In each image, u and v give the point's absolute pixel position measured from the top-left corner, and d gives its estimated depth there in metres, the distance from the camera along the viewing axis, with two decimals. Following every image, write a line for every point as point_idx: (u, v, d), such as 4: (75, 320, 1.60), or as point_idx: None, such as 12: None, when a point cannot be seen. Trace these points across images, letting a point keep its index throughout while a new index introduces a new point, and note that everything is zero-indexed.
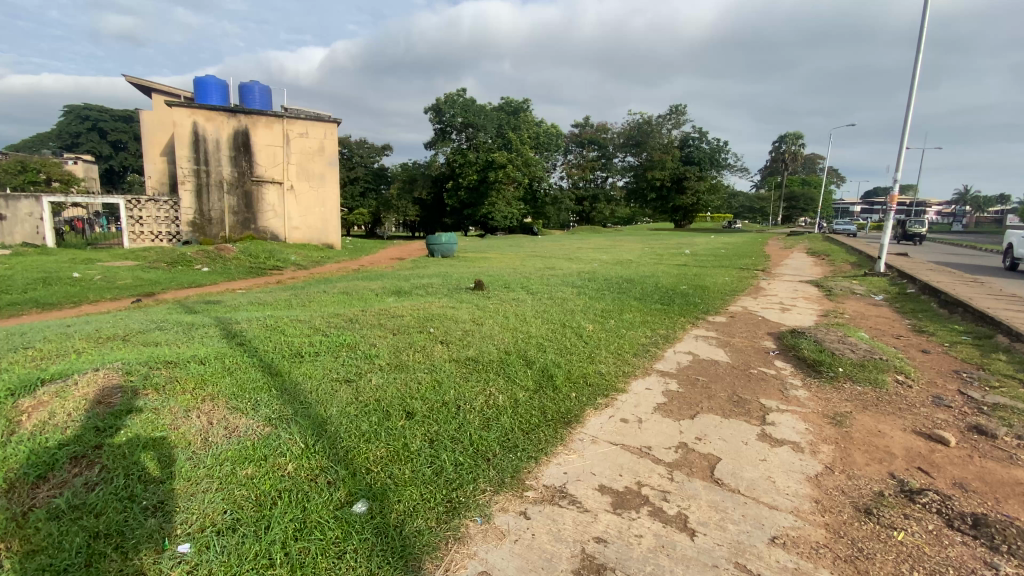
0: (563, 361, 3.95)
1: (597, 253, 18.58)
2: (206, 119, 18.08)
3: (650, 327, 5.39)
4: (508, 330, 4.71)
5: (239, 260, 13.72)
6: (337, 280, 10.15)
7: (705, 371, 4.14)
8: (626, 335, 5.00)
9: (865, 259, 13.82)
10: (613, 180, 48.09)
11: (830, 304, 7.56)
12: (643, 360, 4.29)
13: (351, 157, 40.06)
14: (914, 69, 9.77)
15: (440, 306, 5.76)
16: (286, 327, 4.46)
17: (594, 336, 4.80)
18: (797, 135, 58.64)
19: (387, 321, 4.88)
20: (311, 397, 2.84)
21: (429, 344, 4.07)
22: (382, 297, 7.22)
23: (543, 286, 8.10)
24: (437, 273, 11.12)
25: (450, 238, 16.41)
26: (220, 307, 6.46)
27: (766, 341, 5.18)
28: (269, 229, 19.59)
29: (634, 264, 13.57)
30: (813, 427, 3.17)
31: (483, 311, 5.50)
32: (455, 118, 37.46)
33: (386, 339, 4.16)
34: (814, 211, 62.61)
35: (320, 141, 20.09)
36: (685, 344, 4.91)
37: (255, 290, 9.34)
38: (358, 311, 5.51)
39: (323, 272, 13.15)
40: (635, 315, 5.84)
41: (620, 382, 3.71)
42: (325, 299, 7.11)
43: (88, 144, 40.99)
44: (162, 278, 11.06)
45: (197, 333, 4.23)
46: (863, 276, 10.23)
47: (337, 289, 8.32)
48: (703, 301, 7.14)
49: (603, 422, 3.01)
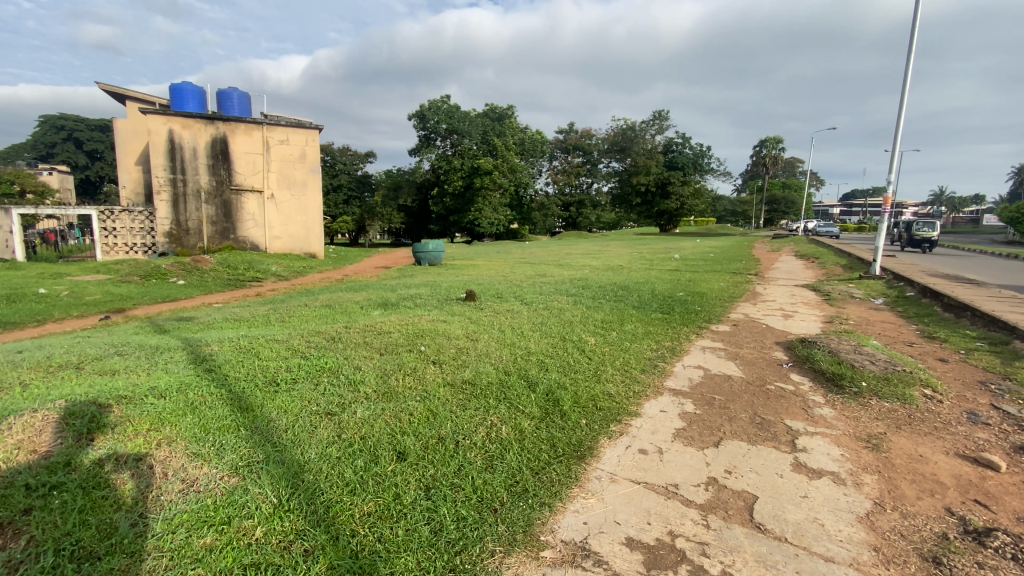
0: (567, 381, 3.60)
1: (586, 258, 18.36)
2: (182, 126, 17.52)
3: (654, 338, 5.08)
4: (505, 347, 4.35)
5: (217, 272, 13.17)
6: (321, 292, 9.72)
7: (719, 388, 3.83)
8: (631, 348, 4.68)
9: (855, 261, 13.79)
10: (599, 186, 48.18)
11: (832, 309, 7.35)
12: (652, 377, 3.97)
13: (335, 165, 39.50)
14: (905, 71, 9.71)
15: (429, 320, 5.39)
16: (262, 348, 4.05)
17: (597, 351, 4.46)
18: (777, 140, 59.47)
19: (373, 339, 4.50)
20: (286, 437, 2.46)
21: (421, 365, 3.70)
22: (367, 310, 6.82)
23: (537, 295, 7.79)
24: (425, 282, 10.75)
25: (437, 245, 16.04)
26: (192, 325, 6.01)
27: (777, 352, 4.90)
28: (249, 238, 18.99)
29: (626, 269, 13.34)
30: (850, 453, 2.89)
31: (476, 325, 5.14)
32: (439, 125, 37.14)
33: (372, 361, 3.78)
34: (795, 214, 63.58)
35: (301, 148, 19.58)
36: (693, 357, 4.61)
37: (234, 303, 8.89)
38: (342, 327, 5.12)
39: (306, 283, 12.69)
40: (638, 325, 5.54)
41: (631, 404, 3.37)
42: (306, 313, 6.67)
43: (64, 154, 39.86)
44: (134, 292, 10.50)
45: (160, 357, 3.80)
46: (858, 279, 10.10)
47: (321, 302, 7.91)
48: (705, 309, 6.88)
49: (620, 455, 2.67)
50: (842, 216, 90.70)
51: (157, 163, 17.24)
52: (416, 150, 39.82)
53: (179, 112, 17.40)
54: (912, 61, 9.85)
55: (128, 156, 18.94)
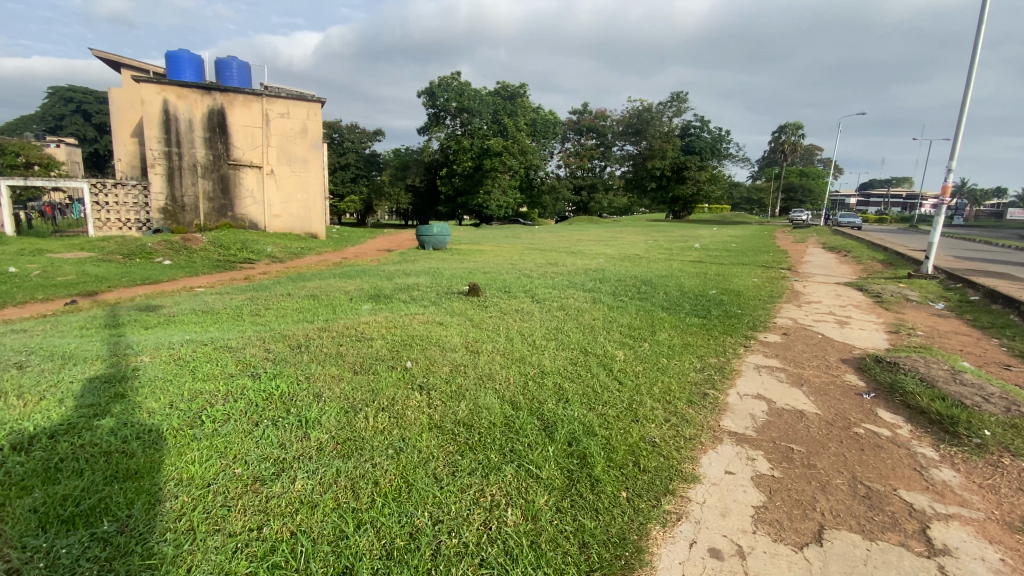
0: (597, 422, 2.70)
1: (600, 246, 17.35)
2: (176, 96, 16.60)
3: (695, 353, 4.14)
4: (513, 365, 3.43)
5: (207, 252, 12.30)
6: (311, 278, 8.85)
7: (793, 433, 2.92)
8: (668, 366, 3.76)
9: (894, 256, 12.68)
10: (612, 169, 46.81)
11: (892, 316, 6.35)
12: (703, 412, 3.06)
13: (342, 142, 38.47)
14: (976, 45, 8.49)
15: (422, 322, 4.47)
16: (203, 362, 3.20)
17: (629, 372, 3.54)
18: (796, 126, 57.54)
19: (350, 348, 3.61)
20: (173, 537, 1.61)
21: (403, 393, 2.81)
22: (355, 305, 5.92)
23: (550, 289, 6.85)
24: (426, 270, 9.84)
25: (443, 229, 15.09)
26: (150, 320, 5.16)
27: (851, 378, 3.96)
28: (247, 216, 18.11)
29: (645, 259, 12.32)
30: (1013, 557, 1.99)
31: (478, 331, 4.22)
32: (449, 103, 35.77)
33: (341, 384, 2.90)
34: (811, 203, 61.91)
35: (302, 123, 18.56)
36: (748, 383, 3.68)
37: (215, 289, 8.05)
38: (317, 329, 4.24)
39: (300, 266, 11.83)
40: (673, 334, 4.60)
41: (684, 460, 2.48)
42: (284, 307, 5.78)
43: (72, 127, 39.08)
44: (114, 273, 9.69)
45: (65, 374, 2.92)
46: (906, 278, 9.07)
47: (307, 292, 7.03)
48: (745, 312, 5.93)
49: (683, 563, 1.78)
50: (860, 206, 88.33)
51: (151, 135, 16.37)
52: (425, 129, 38.66)
53: (174, 82, 16.45)
54: (982, 34, 8.63)
55: (123, 128, 18.04)
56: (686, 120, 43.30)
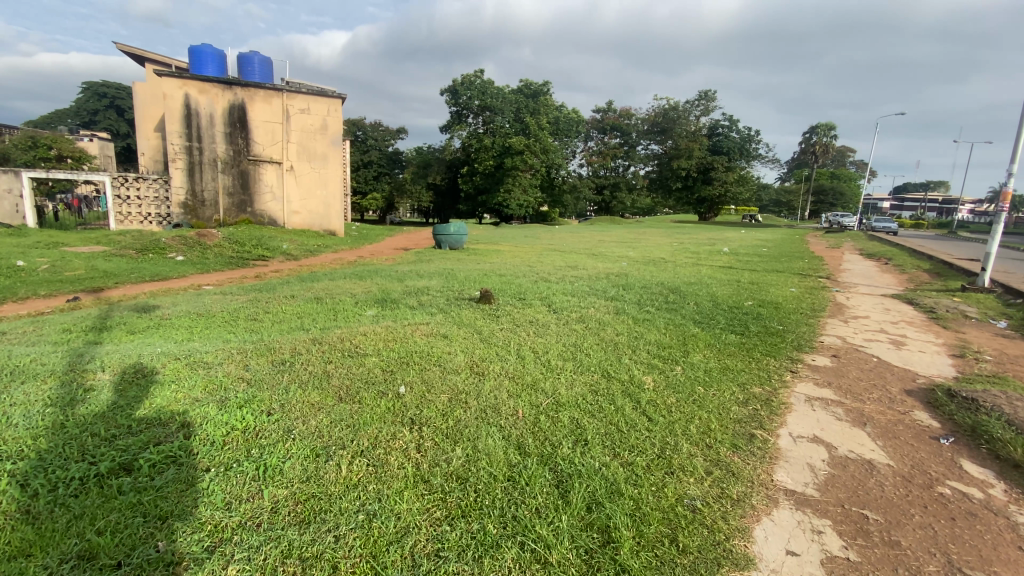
0: (622, 477, 2.21)
1: (623, 248, 16.73)
2: (198, 91, 16.55)
3: (734, 381, 3.61)
4: (524, 394, 2.94)
5: (220, 248, 12.08)
6: (321, 278, 8.52)
7: (864, 493, 2.38)
8: (706, 398, 3.23)
9: (941, 266, 11.78)
10: (635, 169, 45.91)
11: (952, 335, 5.65)
12: (752, 462, 2.54)
13: (365, 140, 38.51)
14: None
15: (425, 335, 4.02)
16: (165, 384, 2.81)
17: (662, 405, 3.02)
18: (829, 126, 55.68)
19: (339, 366, 3.17)
20: None
21: (389, 430, 2.34)
22: (358, 309, 5.51)
23: (569, 297, 6.34)
24: (439, 272, 9.43)
25: (459, 228, 14.66)
26: (139, 323, 4.85)
27: (922, 415, 3.36)
28: (266, 212, 17.98)
29: (671, 264, 11.70)
30: None
31: (486, 348, 3.74)
32: (472, 101, 35.45)
33: (318, 416, 2.45)
34: (843, 206, 59.75)
35: (322, 119, 18.37)
36: (800, 422, 3.13)
37: (221, 288, 7.78)
38: (310, 339, 3.83)
39: (312, 264, 11.54)
40: (709, 356, 4.06)
41: (732, 534, 1.97)
42: (283, 311, 5.41)
43: (105, 122, 39.95)
44: (123, 268, 9.52)
45: (5, 398, 2.58)
46: (960, 291, 8.26)
47: (312, 294, 6.67)
48: (786, 328, 5.34)
49: None
50: (893, 210, 85.28)
51: (172, 130, 16.36)
52: (447, 127, 38.46)
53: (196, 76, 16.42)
54: None
55: (146, 122, 18.11)
56: (713, 119, 42.06)
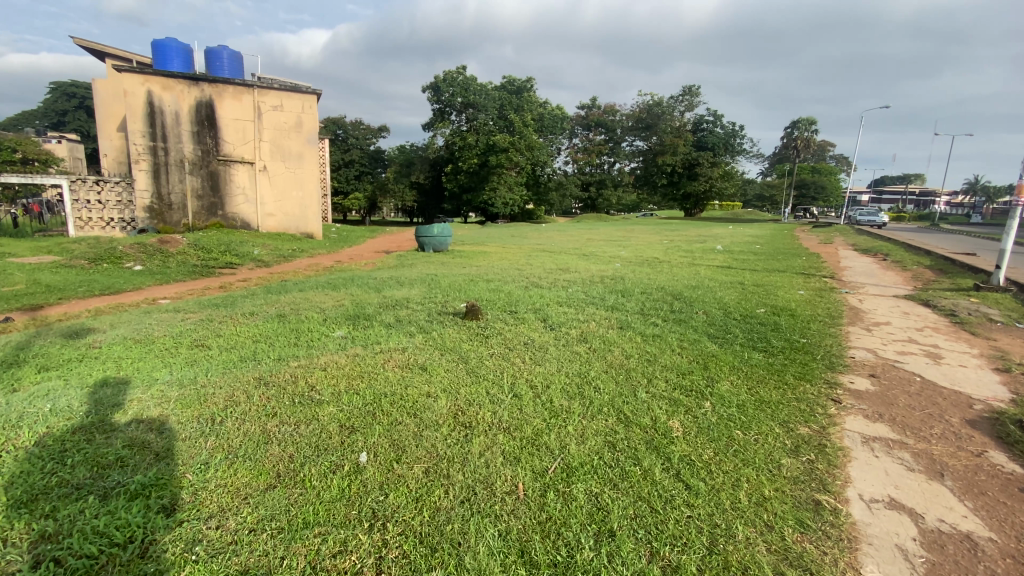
0: None
1: (615, 248, 16.19)
2: (161, 87, 15.54)
3: (776, 419, 3.00)
4: (526, 455, 2.29)
5: (184, 256, 11.20)
6: (291, 288, 7.77)
7: None
8: (749, 448, 2.62)
9: (943, 262, 11.42)
10: (621, 165, 45.59)
11: (987, 344, 5.12)
12: (828, 551, 1.93)
13: (345, 139, 37.45)
14: None
15: (397, 368, 3.30)
16: (42, 464, 2.12)
17: (702, 464, 2.38)
18: (810, 121, 56.16)
19: (284, 423, 2.46)
20: None
21: (339, 538, 1.68)
22: (324, 330, 4.78)
23: (564, 308, 5.69)
24: (422, 278, 8.72)
25: (443, 230, 13.91)
26: (62, 355, 4.08)
27: (1000, 458, 2.81)
28: (239, 215, 17.01)
29: (668, 264, 11.13)
30: None
31: (474, 384, 3.05)
32: (454, 97, 34.63)
33: (241, 513, 1.78)
34: (825, 200, 60.24)
35: (296, 116, 17.45)
36: (868, 477, 2.51)
37: (178, 303, 7.00)
38: (255, 378, 3.12)
39: (285, 272, 10.74)
40: (740, 384, 3.44)
41: None
42: (238, 334, 4.67)
43: (76, 123, 38.45)
44: (72, 281, 8.63)
45: None
46: (974, 290, 7.81)
47: (277, 309, 5.91)
48: (811, 342, 4.77)
49: None
50: (874, 203, 86.33)
51: (135, 129, 15.34)
52: (429, 125, 37.65)
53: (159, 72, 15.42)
54: None
55: (107, 121, 17.01)
56: (698, 114, 41.76)
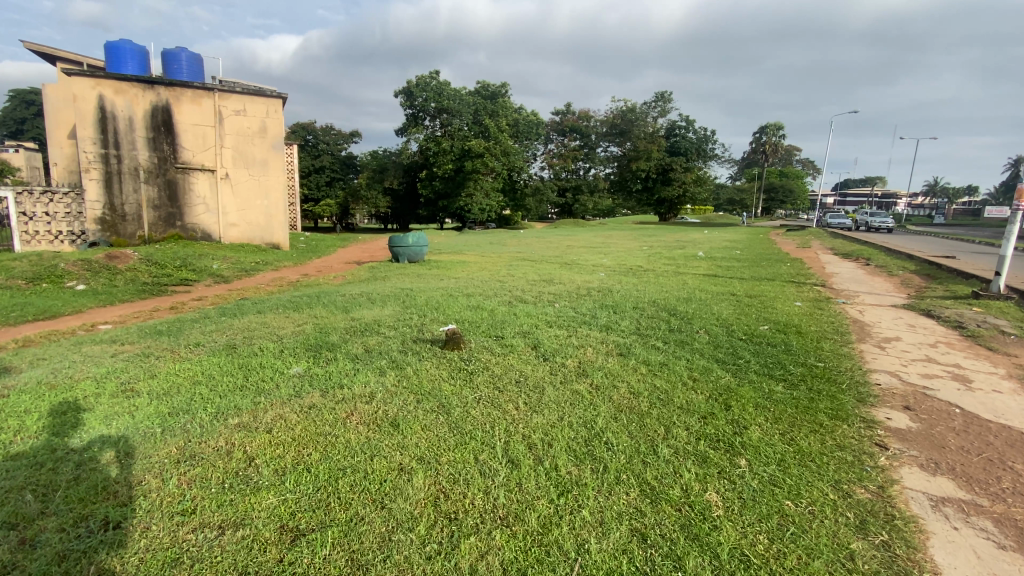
0: None
1: (595, 255, 15.77)
2: (112, 90, 14.46)
3: (827, 480, 2.49)
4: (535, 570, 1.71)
5: (135, 273, 10.25)
6: (251, 309, 7.02)
7: None
8: (807, 529, 2.09)
9: (926, 267, 11.33)
10: (596, 171, 45.54)
11: (1011, 363, 4.78)
12: None
13: (316, 145, 36.33)
14: None
15: (361, 426, 2.66)
16: None
17: (759, 564, 1.85)
18: (778, 126, 57.62)
19: (205, 528, 1.84)
20: None
21: None
22: (279, 366, 4.10)
23: (555, 331, 5.11)
24: (395, 294, 8.06)
25: (419, 239, 13.24)
26: None
27: None
28: (200, 226, 15.96)
29: (655, 273, 10.70)
30: None
31: (460, 448, 2.44)
32: (428, 103, 33.94)
33: None
34: (794, 203, 61.56)
35: (260, 121, 16.52)
36: (957, 562, 2.00)
37: (119, 330, 6.18)
38: (178, 449, 2.45)
39: (248, 288, 9.93)
40: (773, 431, 2.92)
41: None
42: (178, 373, 3.95)
43: (33, 131, 36.61)
44: (3, 305, 7.68)
45: None
46: (973, 298, 7.57)
47: (229, 338, 5.17)
48: (831, 365, 4.32)
49: None
50: (839, 206, 88.82)
51: (83, 135, 14.21)
52: (403, 130, 36.90)
53: (111, 74, 14.37)
54: None
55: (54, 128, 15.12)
56: (671, 120, 42.10)
